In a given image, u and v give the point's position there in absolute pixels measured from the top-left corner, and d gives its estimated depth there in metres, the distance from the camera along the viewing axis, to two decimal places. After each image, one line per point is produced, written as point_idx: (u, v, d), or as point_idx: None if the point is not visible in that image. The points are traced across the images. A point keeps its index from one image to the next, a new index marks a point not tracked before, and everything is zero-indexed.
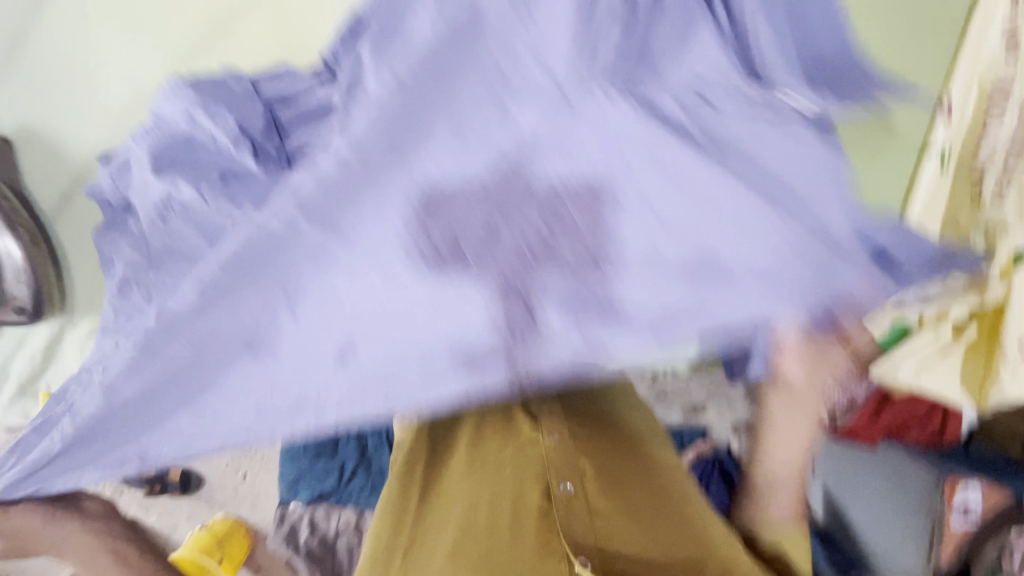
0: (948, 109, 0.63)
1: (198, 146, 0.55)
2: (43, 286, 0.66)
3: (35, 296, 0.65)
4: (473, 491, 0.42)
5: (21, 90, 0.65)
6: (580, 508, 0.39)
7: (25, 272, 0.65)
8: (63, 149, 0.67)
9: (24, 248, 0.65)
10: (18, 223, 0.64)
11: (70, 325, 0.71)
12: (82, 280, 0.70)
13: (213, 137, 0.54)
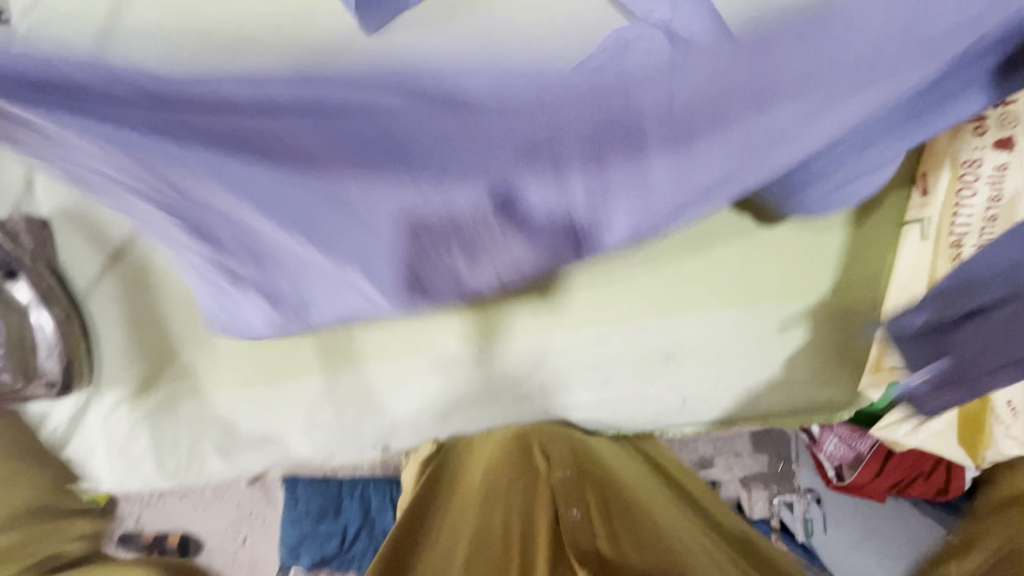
0: (919, 190, 0.68)
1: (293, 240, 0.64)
2: (73, 360, 0.69)
3: (65, 370, 0.68)
4: (508, 503, 0.77)
5: None
6: (583, 526, 0.70)
7: (57, 348, 0.67)
8: (94, 226, 0.67)
9: (57, 324, 0.67)
10: (55, 302, 0.67)
11: (96, 395, 0.73)
12: (110, 353, 0.72)
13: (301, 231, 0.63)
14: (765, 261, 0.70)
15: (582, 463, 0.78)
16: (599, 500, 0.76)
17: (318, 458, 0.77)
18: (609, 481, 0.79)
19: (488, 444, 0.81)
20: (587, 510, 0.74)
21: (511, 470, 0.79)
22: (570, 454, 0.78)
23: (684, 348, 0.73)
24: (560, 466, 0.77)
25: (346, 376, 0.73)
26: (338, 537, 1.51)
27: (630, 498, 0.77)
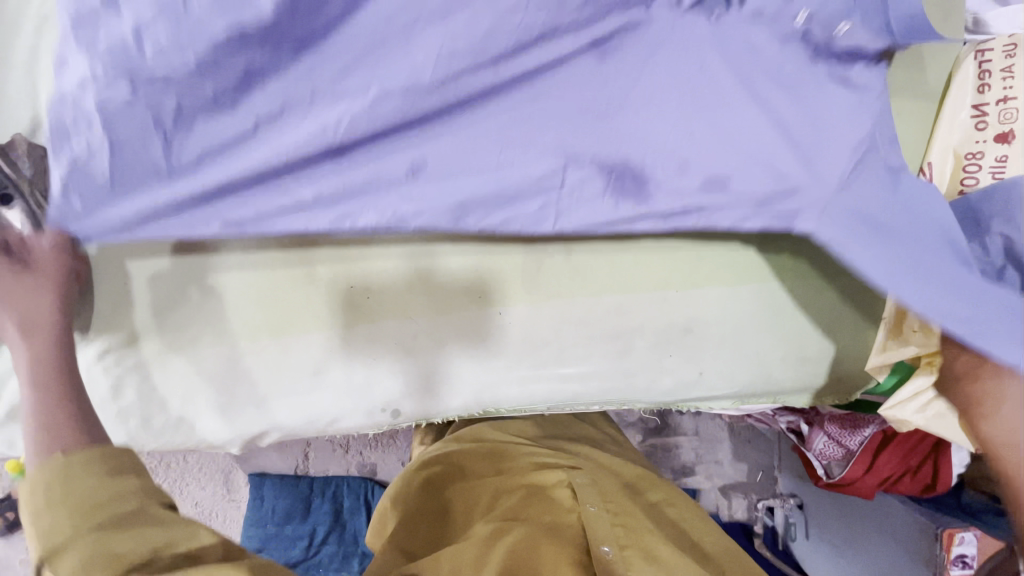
0: (927, 178, 0.71)
1: None
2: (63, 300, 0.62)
3: None
4: (534, 540, 0.71)
5: None
6: (617, 562, 0.65)
7: None
8: None
9: (48, 256, 0.60)
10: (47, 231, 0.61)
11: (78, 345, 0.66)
12: (99, 297, 0.65)
13: None
14: (783, 238, 0.72)
15: (608, 503, 0.76)
16: (632, 538, 0.70)
17: (320, 421, 0.73)
18: (635, 519, 0.75)
19: (509, 483, 0.85)
20: (622, 548, 0.68)
21: (532, 503, 0.80)
22: (596, 492, 0.79)
23: (705, 321, 0.72)
24: (588, 502, 0.76)
25: (358, 332, 0.70)
26: (305, 539, 1.40)
27: (651, 531, 0.72)
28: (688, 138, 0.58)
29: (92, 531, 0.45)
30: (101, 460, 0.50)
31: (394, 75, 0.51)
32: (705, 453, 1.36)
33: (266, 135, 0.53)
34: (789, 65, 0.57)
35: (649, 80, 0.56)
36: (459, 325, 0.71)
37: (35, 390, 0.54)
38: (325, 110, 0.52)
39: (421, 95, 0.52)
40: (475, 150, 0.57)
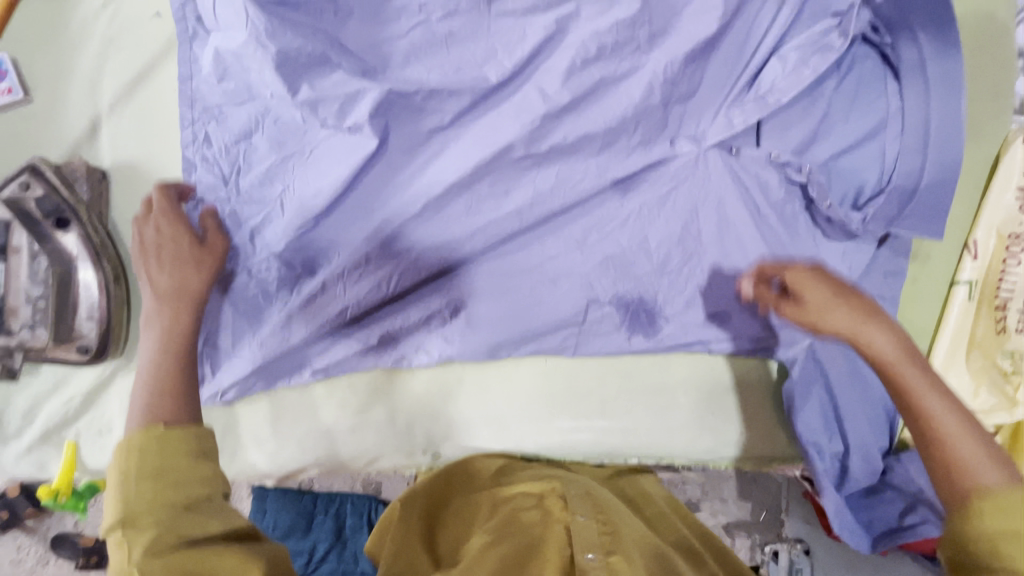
0: (971, 254, 0.72)
1: (366, 31, 0.63)
2: (113, 326, 0.63)
3: (103, 336, 0.62)
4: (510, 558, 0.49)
5: (127, 134, 0.65)
6: None
7: (100, 308, 0.62)
8: None
9: (104, 283, 0.62)
10: (106, 259, 0.62)
11: (122, 369, 0.66)
12: None
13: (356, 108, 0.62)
14: None
15: (600, 504, 0.58)
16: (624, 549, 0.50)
17: (359, 462, 0.71)
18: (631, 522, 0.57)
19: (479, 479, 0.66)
20: (609, 557, 0.48)
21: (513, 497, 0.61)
22: (593, 505, 0.57)
23: (748, 382, 0.72)
24: (575, 509, 0.54)
25: (399, 376, 0.69)
26: (305, 556, 1.35)
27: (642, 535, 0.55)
28: (688, 277, 0.68)
29: (165, 509, 0.43)
30: (192, 441, 0.47)
31: (455, 225, 0.66)
32: (712, 491, 1.37)
33: (343, 279, 0.66)
34: (786, 216, 0.70)
35: (663, 227, 0.68)
36: (500, 368, 0.70)
37: (154, 355, 0.56)
38: (394, 257, 0.66)
39: (457, 243, 0.66)
40: (510, 279, 0.67)
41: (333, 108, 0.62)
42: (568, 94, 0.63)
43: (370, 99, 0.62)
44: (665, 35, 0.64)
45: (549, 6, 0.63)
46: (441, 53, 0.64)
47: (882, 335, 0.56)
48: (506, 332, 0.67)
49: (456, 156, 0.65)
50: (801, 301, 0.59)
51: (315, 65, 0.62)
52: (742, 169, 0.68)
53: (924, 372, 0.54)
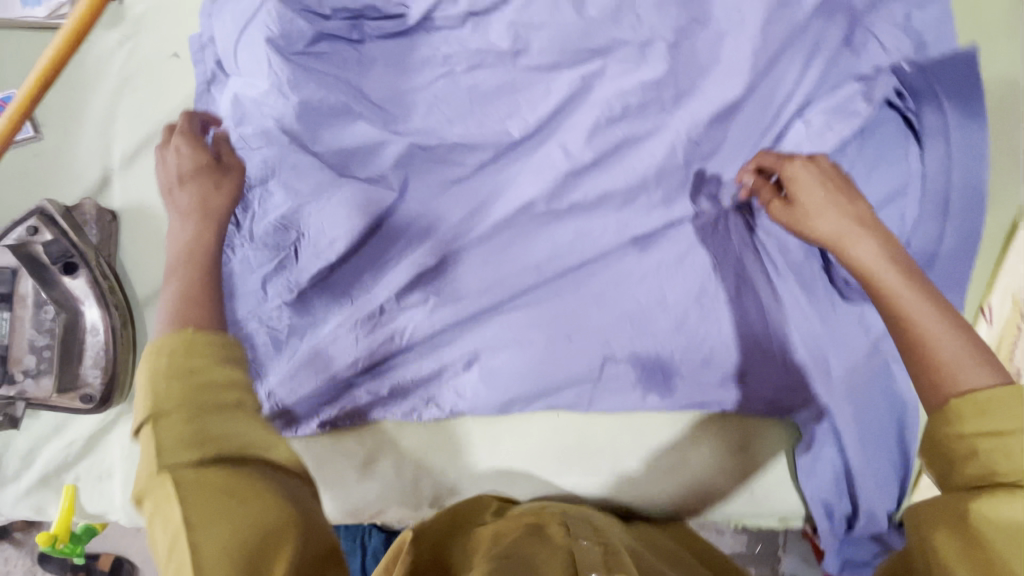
0: (987, 318, 0.72)
1: (388, 83, 0.63)
2: (118, 374, 0.62)
3: (107, 385, 0.61)
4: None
5: (139, 177, 0.64)
6: None
7: (105, 357, 0.60)
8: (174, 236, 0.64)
9: (111, 332, 0.61)
10: (114, 306, 0.61)
11: (125, 415, 0.65)
12: None
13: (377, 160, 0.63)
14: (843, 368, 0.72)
15: (602, 532, 0.54)
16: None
17: (366, 513, 0.70)
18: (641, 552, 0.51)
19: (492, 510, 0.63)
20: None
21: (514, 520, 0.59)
22: (592, 530, 0.55)
23: (760, 441, 0.72)
24: (576, 531, 0.52)
25: (410, 428, 0.69)
26: None
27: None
28: (706, 337, 0.67)
29: (194, 400, 0.46)
30: (217, 347, 0.50)
31: (473, 279, 0.65)
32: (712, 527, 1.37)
33: (354, 330, 0.64)
34: (805, 278, 0.69)
35: (682, 285, 0.67)
36: (512, 420, 0.70)
37: (177, 273, 0.59)
38: (410, 309, 0.65)
39: (470, 296, 0.65)
40: (524, 334, 0.66)
41: (356, 160, 0.62)
42: (590, 153, 0.63)
43: (393, 152, 0.62)
44: (690, 96, 0.63)
45: (574, 62, 0.62)
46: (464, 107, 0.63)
47: (866, 246, 0.60)
48: (518, 389, 0.66)
49: (477, 210, 0.64)
50: (792, 202, 0.64)
51: (338, 116, 0.61)
52: (762, 230, 0.68)
53: (902, 275, 0.58)
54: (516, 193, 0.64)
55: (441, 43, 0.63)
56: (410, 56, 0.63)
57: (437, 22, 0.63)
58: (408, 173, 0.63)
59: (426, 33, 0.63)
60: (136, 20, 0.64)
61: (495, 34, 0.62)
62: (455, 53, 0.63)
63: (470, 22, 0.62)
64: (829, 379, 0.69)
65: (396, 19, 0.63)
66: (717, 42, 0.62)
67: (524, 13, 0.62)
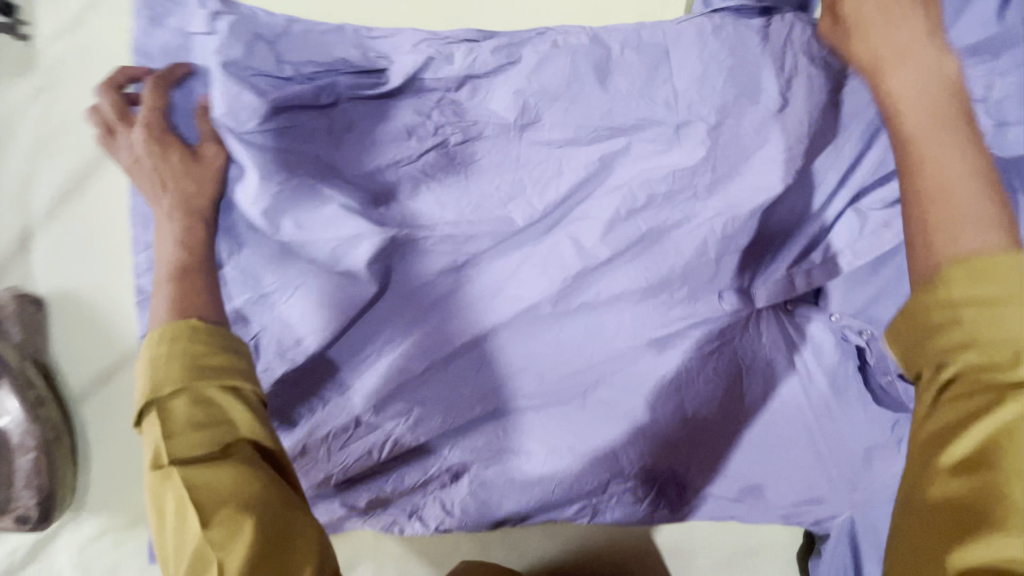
0: None
1: (368, 155, 0.52)
2: (59, 490, 0.54)
3: (46, 504, 0.54)
4: None
5: (68, 259, 0.55)
6: None
7: (40, 474, 0.53)
8: (115, 325, 0.56)
9: (43, 446, 0.53)
10: (44, 416, 0.53)
11: (73, 522, 0.58)
12: (101, 477, 0.57)
13: (350, 245, 0.52)
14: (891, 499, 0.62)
15: None
16: None
17: None
18: None
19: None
20: None
21: None
22: None
23: (770, 546, 0.67)
24: None
25: (394, 546, 0.63)
26: None
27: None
28: (726, 446, 0.60)
29: (201, 393, 0.42)
30: (218, 339, 0.45)
31: (466, 386, 0.56)
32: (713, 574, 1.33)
33: (327, 444, 0.55)
34: (840, 384, 0.61)
35: (703, 392, 0.59)
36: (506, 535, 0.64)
37: (167, 278, 0.49)
38: (391, 419, 0.55)
39: (463, 404, 0.56)
40: (523, 444, 0.58)
41: (326, 248, 0.52)
42: (607, 249, 0.54)
43: (368, 246, 0.52)
44: (729, 180, 0.53)
45: (593, 137, 0.52)
46: (458, 186, 0.53)
47: (905, 80, 0.47)
48: (513, 505, 0.59)
49: (472, 307, 0.55)
50: (845, 21, 0.50)
51: (306, 193, 0.51)
52: (795, 330, 0.60)
53: (945, 108, 0.46)
54: (514, 283, 0.55)
55: (431, 105, 0.52)
56: (394, 123, 0.52)
57: (428, 82, 0.52)
58: (390, 264, 0.53)
59: (414, 93, 0.52)
60: (49, 68, 0.54)
61: (498, 102, 0.52)
62: (449, 121, 0.52)
63: (468, 85, 0.52)
64: (862, 497, 0.62)
65: (376, 76, 0.52)
66: (766, 117, 0.51)
67: (534, 77, 0.52)
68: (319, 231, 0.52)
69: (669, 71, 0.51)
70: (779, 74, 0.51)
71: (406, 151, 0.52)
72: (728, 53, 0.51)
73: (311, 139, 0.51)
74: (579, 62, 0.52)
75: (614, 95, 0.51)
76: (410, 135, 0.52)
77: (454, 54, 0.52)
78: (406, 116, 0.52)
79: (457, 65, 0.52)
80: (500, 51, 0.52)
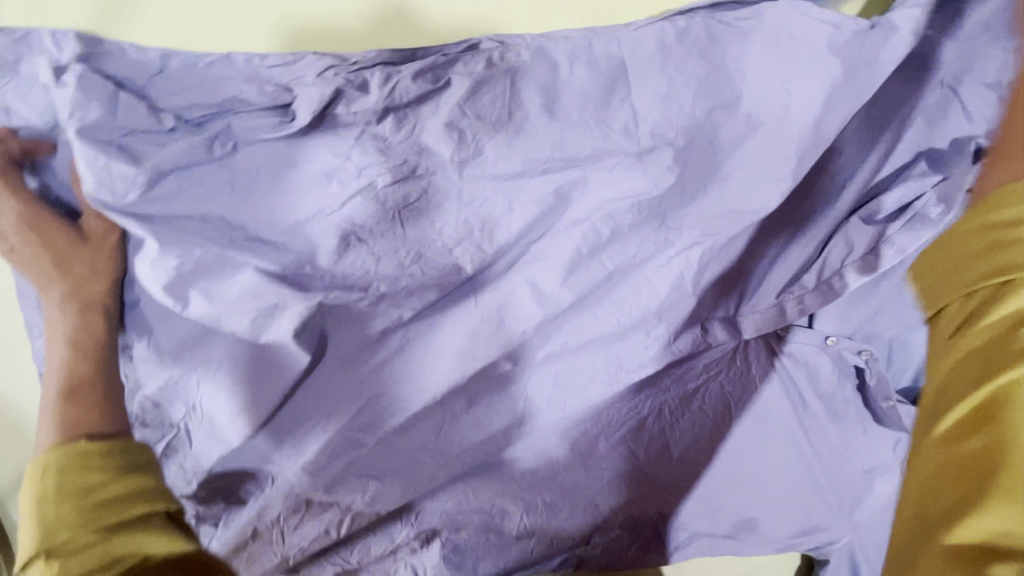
0: None
1: (282, 209, 0.44)
2: None
3: None
4: None
5: None
6: None
7: None
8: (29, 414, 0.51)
9: None
10: None
11: None
12: None
13: (273, 313, 0.45)
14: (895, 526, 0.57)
15: None
16: None
17: None
18: None
19: None
20: None
21: None
22: None
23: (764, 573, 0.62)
24: None
25: None
26: None
27: None
28: (720, 487, 0.54)
29: (94, 527, 0.41)
30: (121, 458, 0.45)
31: (426, 453, 0.50)
32: None
33: (278, 527, 0.48)
34: (842, 411, 0.55)
35: (688, 432, 0.54)
36: None
37: (62, 371, 0.46)
38: (346, 496, 0.49)
39: (421, 475, 0.50)
40: (497, 505, 0.52)
41: (242, 318, 0.45)
42: (570, 294, 0.48)
43: (294, 314, 0.45)
44: (702, 204, 0.46)
45: (546, 168, 0.44)
46: (391, 235, 0.45)
47: None
48: (488, 569, 0.53)
49: (423, 369, 0.48)
50: None
51: (214, 259, 0.43)
52: (784, 356, 0.55)
53: None
54: (468, 339, 0.48)
55: (350, 143, 0.43)
56: (306, 168, 0.44)
57: (342, 117, 0.43)
58: (325, 327, 0.46)
59: (327, 130, 0.43)
60: None
61: (429, 134, 0.43)
62: (373, 163, 0.44)
63: (391, 117, 0.43)
64: (868, 530, 0.56)
65: (280, 112, 0.43)
66: (740, 133, 0.45)
67: (470, 104, 0.43)
68: (233, 300, 0.44)
69: (629, 88, 0.43)
70: (756, 79, 0.44)
71: (323, 201, 0.44)
72: (698, 58, 0.43)
73: (211, 195, 0.43)
74: (522, 84, 0.43)
75: (566, 120, 0.44)
76: (328, 181, 0.44)
77: (369, 82, 0.43)
78: (316, 157, 0.43)
79: (374, 95, 0.43)
80: (425, 74, 0.43)
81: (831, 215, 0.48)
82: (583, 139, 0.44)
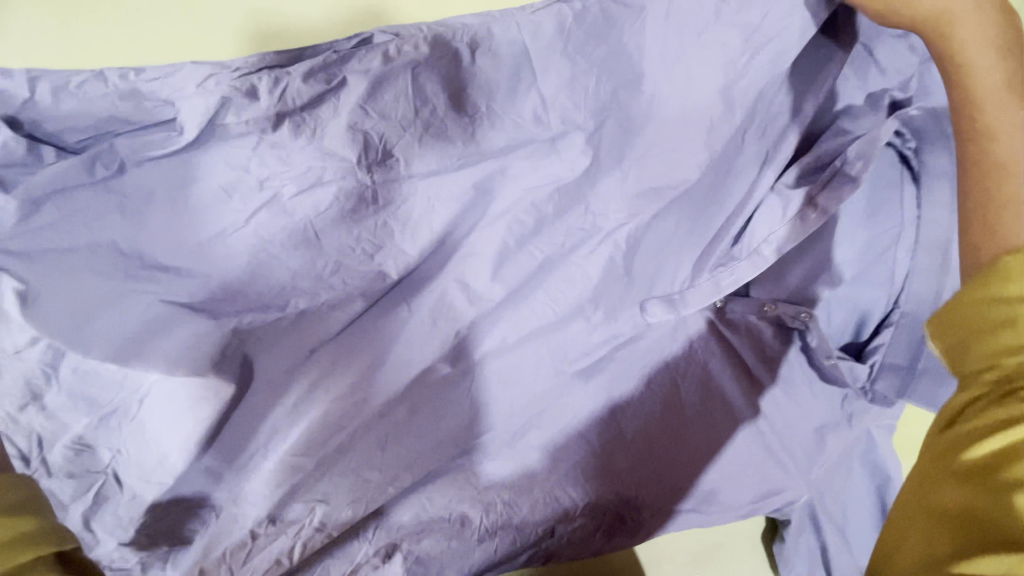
0: None
1: (190, 230, 0.41)
2: None
3: None
4: None
5: None
6: None
7: None
8: None
9: None
10: None
11: None
12: None
13: (194, 341, 0.42)
14: (850, 478, 0.58)
15: None
16: None
17: None
18: None
19: None
20: None
21: None
22: None
23: (737, 546, 0.61)
24: None
25: None
26: None
27: None
28: (684, 462, 0.53)
29: None
30: None
31: (373, 469, 0.47)
32: None
33: (226, 565, 0.43)
34: (789, 373, 0.55)
35: (640, 412, 0.53)
36: None
37: None
38: (288, 525, 0.45)
39: (368, 492, 0.47)
40: (455, 510, 0.49)
41: (165, 347, 0.42)
42: (500, 287, 0.48)
43: (210, 342, 0.43)
44: (620, 186, 0.47)
45: (459, 163, 0.43)
46: (306, 243, 0.43)
47: None
48: None
49: (359, 382, 0.46)
50: None
51: (123, 287, 0.41)
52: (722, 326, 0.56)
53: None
54: (404, 342, 0.47)
55: (249, 156, 0.40)
56: (204, 183, 0.41)
57: (232, 127, 0.40)
58: (248, 351, 0.44)
59: (219, 143, 0.40)
60: None
61: (332, 138, 0.41)
62: (275, 175, 0.41)
63: (287, 123, 0.40)
64: (829, 486, 0.56)
65: (162, 127, 0.39)
66: (651, 109, 0.44)
67: (370, 104, 0.41)
68: (150, 329, 0.41)
69: (534, 73, 0.42)
70: (659, 55, 0.43)
71: (231, 216, 0.42)
72: (599, 38, 0.42)
73: (99, 222, 0.39)
74: (419, 77, 0.41)
75: (474, 112, 0.42)
76: (229, 194, 0.41)
77: (257, 87, 0.39)
78: (210, 170, 0.41)
79: (265, 102, 0.40)
80: (315, 75, 0.40)
81: (756, 175, 0.48)
82: (493, 129, 0.43)
